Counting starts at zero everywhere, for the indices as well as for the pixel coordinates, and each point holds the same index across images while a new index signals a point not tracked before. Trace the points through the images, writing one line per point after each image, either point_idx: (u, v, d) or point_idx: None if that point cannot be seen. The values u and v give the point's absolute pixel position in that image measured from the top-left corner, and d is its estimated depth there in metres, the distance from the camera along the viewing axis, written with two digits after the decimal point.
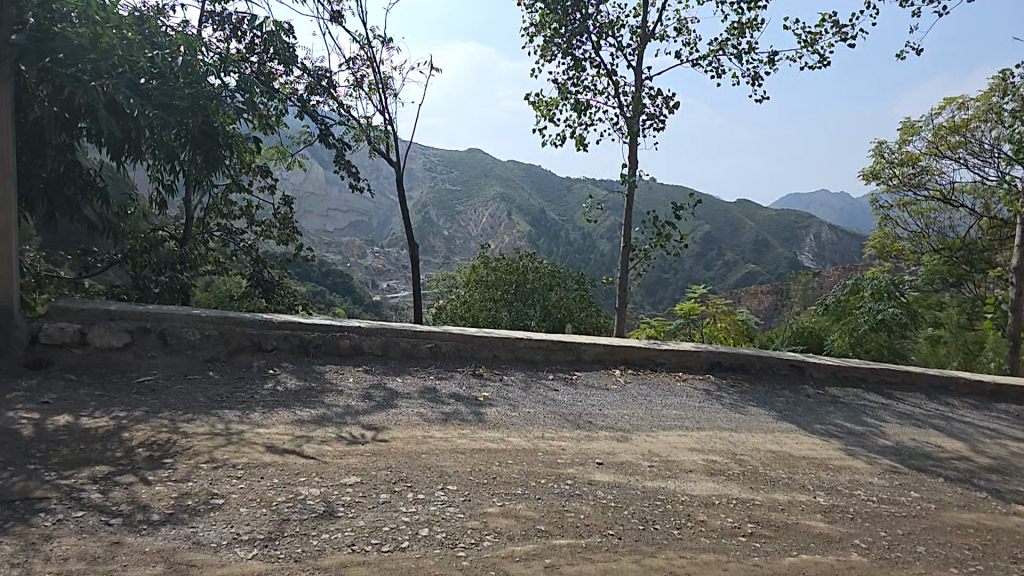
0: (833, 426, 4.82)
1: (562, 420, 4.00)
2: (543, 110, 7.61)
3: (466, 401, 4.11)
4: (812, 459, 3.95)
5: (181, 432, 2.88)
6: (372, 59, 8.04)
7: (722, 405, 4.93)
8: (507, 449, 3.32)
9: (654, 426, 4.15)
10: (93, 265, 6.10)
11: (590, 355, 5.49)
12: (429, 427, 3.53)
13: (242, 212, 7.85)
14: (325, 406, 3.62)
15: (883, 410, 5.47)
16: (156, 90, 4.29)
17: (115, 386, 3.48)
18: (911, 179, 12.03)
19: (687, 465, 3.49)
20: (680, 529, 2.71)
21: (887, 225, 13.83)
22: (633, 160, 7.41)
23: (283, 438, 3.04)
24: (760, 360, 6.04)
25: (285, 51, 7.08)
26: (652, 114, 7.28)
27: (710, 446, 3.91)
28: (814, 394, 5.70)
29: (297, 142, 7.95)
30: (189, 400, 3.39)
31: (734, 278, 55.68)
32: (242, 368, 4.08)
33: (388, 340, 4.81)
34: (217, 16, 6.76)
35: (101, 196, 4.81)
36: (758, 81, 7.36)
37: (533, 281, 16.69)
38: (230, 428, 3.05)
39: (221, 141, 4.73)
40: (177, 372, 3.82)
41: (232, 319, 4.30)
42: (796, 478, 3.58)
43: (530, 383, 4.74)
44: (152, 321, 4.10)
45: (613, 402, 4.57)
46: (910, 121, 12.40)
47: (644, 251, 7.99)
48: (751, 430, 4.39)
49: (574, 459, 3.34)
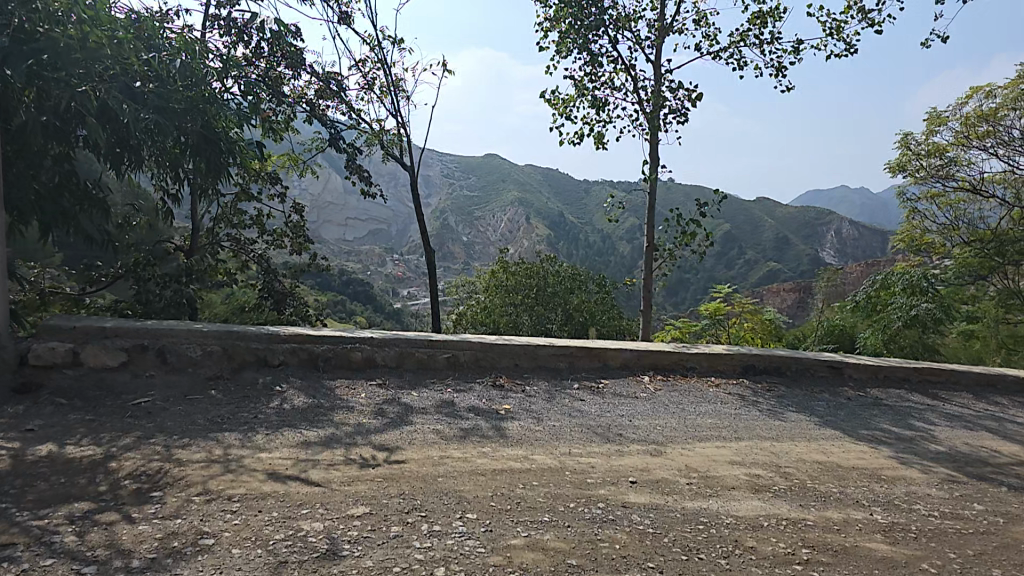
0: (881, 431, 4.46)
1: (590, 433, 3.71)
2: (559, 107, 7.34)
3: (486, 415, 3.84)
4: (863, 470, 3.61)
5: (174, 462, 2.66)
6: (383, 60, 7.84)
7: (759, 411, 4.60)
8: (532, 469, 3.05)
9: (690, 437, 3.84)
10: (98, 279, 6.03)
11: (617, 361, 5.19)
12: (446, 446, 3.27)
13: (253, 221, 7.73)
14: (334, 426, 3.38)
15: (931, 413, 5.09)
16: (155, 94, 4.09)
17: (109, 409, 3.29)
18: (938, 171, 12.18)
19: (728, 482, 3.18)
20: (728, 558, 2.41)
21: (914, 219, 13.50)
22: (654, 157, 7.11)
23: (285, 463, 2.82)
24: (796, 362, 5.70)
25: (293, 55, 6.92)
26: (673, 108, 6.97)
27: (751, 458, 3.59)
28: (856, 396, 5.35)
29: (308, 149, 7.76)
30: (187, 424, 3.18)
31: (755, 276, 54.75)
32: (247, 386, 3.86)
33: (403, 352, 4.56)
34: (221, 19, 6.61)
35: (101, 206, 4.72)
36: (783, 73, 6.99)
37: (555, 284, 16.48)
38: (228, 453, 2.84)
39: (222, 146, 4.61)
40: (176, 393, 3.61)
41: (236, 334, 4.10)
42: (848, 492, 3.25)
43: (554, 393, 4.46)
44: (150, 339, 3.90)
45: (644, 411, 4.27)
46: (936, 111, 11.94)
47: (670, 250, 7.64)
48: (794, 438, 4.07)
49: (605, 478, 3.05)
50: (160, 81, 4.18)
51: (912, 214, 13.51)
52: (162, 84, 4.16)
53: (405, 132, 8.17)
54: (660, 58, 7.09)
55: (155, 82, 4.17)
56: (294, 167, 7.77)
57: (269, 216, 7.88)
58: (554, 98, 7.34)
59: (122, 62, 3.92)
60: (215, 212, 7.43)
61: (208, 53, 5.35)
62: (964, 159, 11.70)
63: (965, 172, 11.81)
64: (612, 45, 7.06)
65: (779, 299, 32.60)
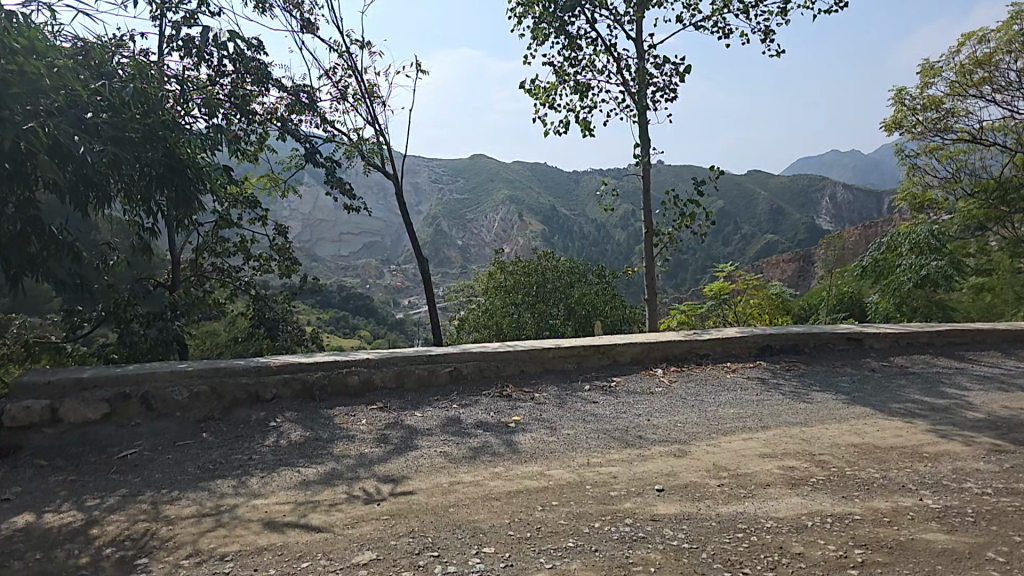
0: (912, 403, 4.22)
1: (608, 438, 3.48)
2: (541, 96, 7.10)
3: (496, 430, 3.62)
4: (902, 449, 3.37)
5: (164, 520, 2.52)
6: (354, 67, 7.59)
7: (781, 395, 4.37)
8: (549, 487, 2.82)
9: (714, 432, 3.61)
10: (80, 326, 5.72)
11: (627, 356, 4.98)
12: (455, 470, 3.04)
13: (237, 248, 7.47)
14: (334, 460, 3.16)
15: (959, 376, 4.87)
16: (109, 125, 4.04)
17: (93, 467, 3.11)
18: (935, 125, 12.00)
19: (761, 479, 2.95)
20: (777, 570, 2.18)
21: (914, 175, 13.26)
22: (645, 139, 6.87)
23: (283, 509, 2.61)
24: (813, 338, 5.46)
25: (259, 70, 6.68)
26: (661, 86, 6.73)
27: (782, 448, 3.36)
28: (879, 367, 5.12)
29: (289, 165, 7.56)
30: (176, 474, 3.00)
31: (755, 251, 54.40)
32: (240, 425, 3.65)
33: (402, 370, 4.34)
34: (178, 41, 6.42)
35: (70, 249, 4.57)
36: (770, 36, 6.77)
37: (555, 279, 16.23)
38: (220, 504, 2.65)
39: (189, 173, 4.62)
40: (165, 441, 3.42)
41: (223, 370, 3.88)
42: (892, 477, 3.00)
43: (566, 398, 4.23)
44: (132, 386, 3.69)
45: (662, 408, 4.04)
46: (929, 62, 11.70)
47: (669, 233, 7.40)
48: (823, 421, 3.82)
49: (629, 489, 2.81)
50: (115, 109, 4.14)
51: (912, 169, 13.27)
52: (115, 113, 4.12)
53: (384, 139, 7.86)
54: (642, 34, 6.86)
55: (109, 112, 4.13)
56: (275, 187, 7.47)
57: (254, 240, 7.66)
58: (535, 87, 7.10)
59: (69, 93, 3.81)
60: (197, 242, 7.35)
61: (164, 76, 5.19)
62: (961, 110, 11.49)
63: (963, 123, 11.59)
64: (589, 26, 6.84)
65: (780, 271, 32.47)
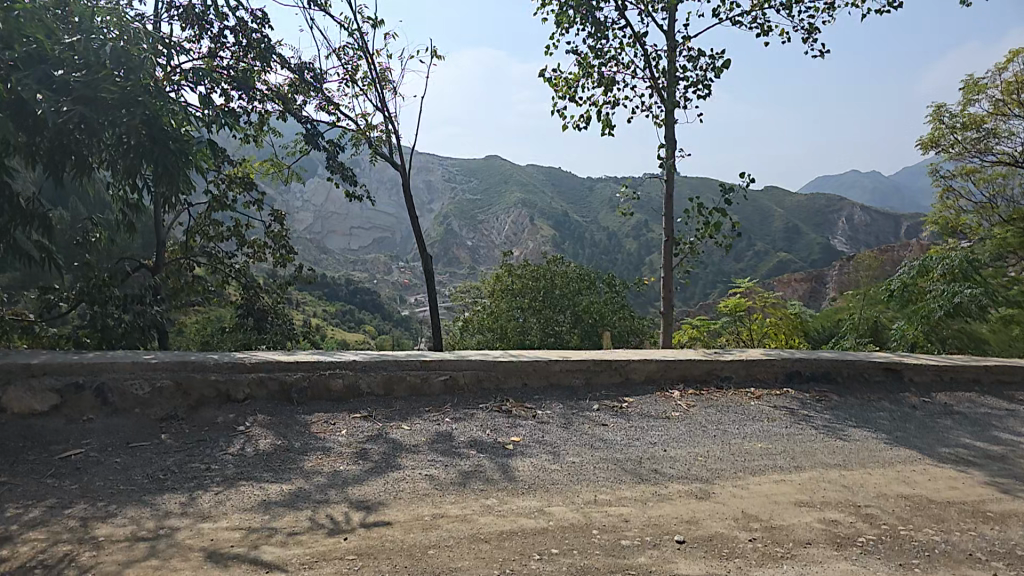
0: (963, 448, 3.73)
1: (618, 471, 3.04)
2: (562, 88, 6.67)
3: (491, 451, 3.19)
4: (961, 506, 2.89)
5: (90, 542, 2.12)
6: (365, 48, 7.20)
7: (814, 430, 3.90)
8: (549, 530, 2.37)
9: (740, 470, 3.16)
10: (55, 304, 5.39)
11: (641, 374, 4.53)
12: (441, 499, 2.61)
13: (231, 232, 7.22)
14: (304, 478, 2.74)
15: (1011, 420, 4.35)
16: (80, 83, 3.43)
17: (27, 467, 2.72)
18: (975, 145, 11.48)
19: (800, 535, 2.49)
20: None
21: (948, 198, 12.89)
22: (671, 141, 6.41)
23: (231, 538, 2.19)
24: (848, 366, 4.95)
25: (259, 43, 6.30)
26: (695, 81, 6.25)
27: (820, 496, 2.90)
28: (921, 404, 4.62)
29: (292, 151, 6.91)
30: (120, 483, 2.60)
31: (767, 268, 53.59)
32: (204, 427, 3.26)
33: (392, 375, 3.91)
34: (180, 9, 6.08)
35: (41, 219, 4.23)
36: (813, 36, 6.30)
37: (563, 286, 15.81)
38: (161, 526, 2.25)
39: (172, 146, 3.85)
40: (117, 441, 3.04)
41: (191, 364, 3.49)
42: (955, 542, 2.53)
43: (572, 418, 3.80)
44: (87, 376, 3.30)
45: (681, 437, 3.59)
46: (973, 79, 11.20)
47: (691, 244, 6.89)
48: (864, 464, 3.36)
49: (643, 537, 2.37)
50: (90, 69, 3.53)
51: (945, 192, 12.96)
52: (91, 72, 3.49)
53: (393, 128, 7.42)
54: (673, 24, 6.40)
55: (84, 72, 3.53)
56: (278, 174, 6.96)
57: (250, 226, 7.32)
58: (556, 77, 6.66)
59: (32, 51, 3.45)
60: (188, 225, 7.12)
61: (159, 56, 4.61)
62: (1003, 131, 10.94)
63: (1004, 145, 11.05)
64: (618, 14, 6.35)
65: (790, 289, 31.99)
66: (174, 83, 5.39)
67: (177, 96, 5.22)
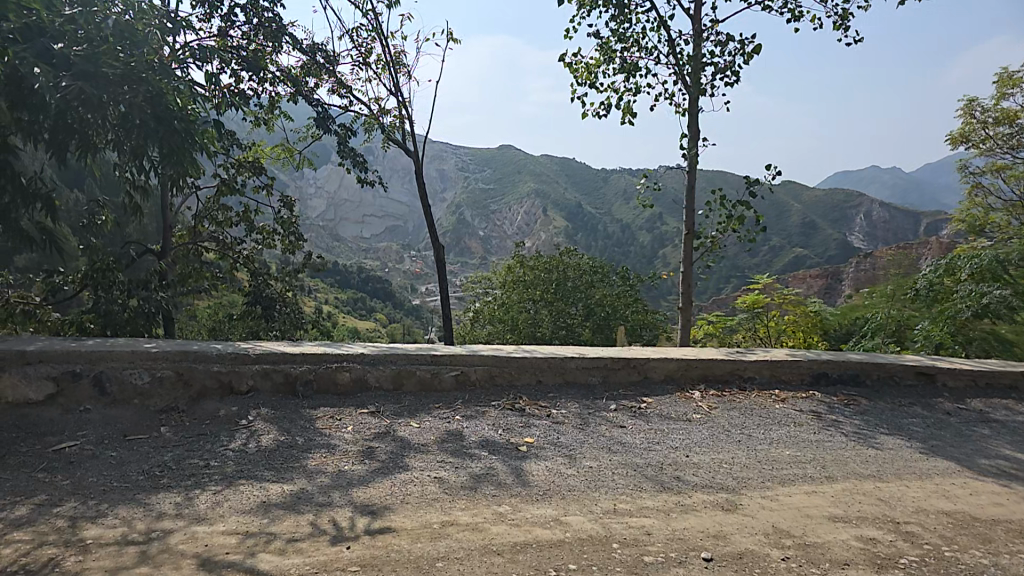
0: (1004, 460, 3.50)
1: (638, 477, 2.87)
2: (583, 73, 6.45)
3: (504, 453, 3.02)
4: (1008, 524, 2.68)
5: (77, 545, 1.98)
6: (379, 31, 7.00)
7: (843, 436, 3.69)
8: (566, 543, 2.20)
9: (768, 479, 2.97)
10: (60, 286, 5.31)
11: (660, 373, 4.34)
12: (450, 505, 2.45)
13: (239, 218, 7.15)
14: (307, 478, 2.59)
15: None
16: (81, 56, 3.30)
17: (18, 460, 2.60)
18: (1007, 141, 11.39)
19: (837, 554, 2.30)
20: None
21: (976, 195, 12.42)
22: (695, 131, 6.17)
23: (226, 544, 2.05)
24: (877, 368, 4.73)
25: (270, 23, 6.14)
26: (723, 67, 5.97)
27: (854, 510, 2.71)
28: (956, 411, 4.38)
29: (304, 136, 6.78)
30: (113, 480, 2.47)
31: (782, 264, 52.91)
32: (204, 420, 3.13)
33: (400, 370, 3.76)
34: None
35: (43, 200, 4.11)
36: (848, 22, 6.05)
37: (575, 278, 15.60)
38: (153, 529, 2.11)
39: (177, 126, 3.72)
40: (114, 433, 2.92)
41: (193, 353, 3.36)
42: (1006, 565, 2.33)
43: (587, 418, 3.63)
44: (85, 364, 3.18)
45: (702, 441, 3.41)
46: (1008, 72, 10.80)
47: (713, 237, 6.62)
48: (900, 476, 3.16)
49: (667, 552, 2.20)
50: (92, 44, 3.41)
51: (974, 189, 12.45)
52: (92, 46, 3.39)
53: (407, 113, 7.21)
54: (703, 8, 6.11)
55: (85, 46, 3.41)
56: (289, 159, 6.89)
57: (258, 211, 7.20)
58: (577, 63, 6.43)
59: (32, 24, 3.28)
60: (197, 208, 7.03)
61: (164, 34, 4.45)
62: None
63: None
64: None
65: (806, 284, 31.50)
66: (181, 60, 5.23)
67: (183, 74, 5.05)
